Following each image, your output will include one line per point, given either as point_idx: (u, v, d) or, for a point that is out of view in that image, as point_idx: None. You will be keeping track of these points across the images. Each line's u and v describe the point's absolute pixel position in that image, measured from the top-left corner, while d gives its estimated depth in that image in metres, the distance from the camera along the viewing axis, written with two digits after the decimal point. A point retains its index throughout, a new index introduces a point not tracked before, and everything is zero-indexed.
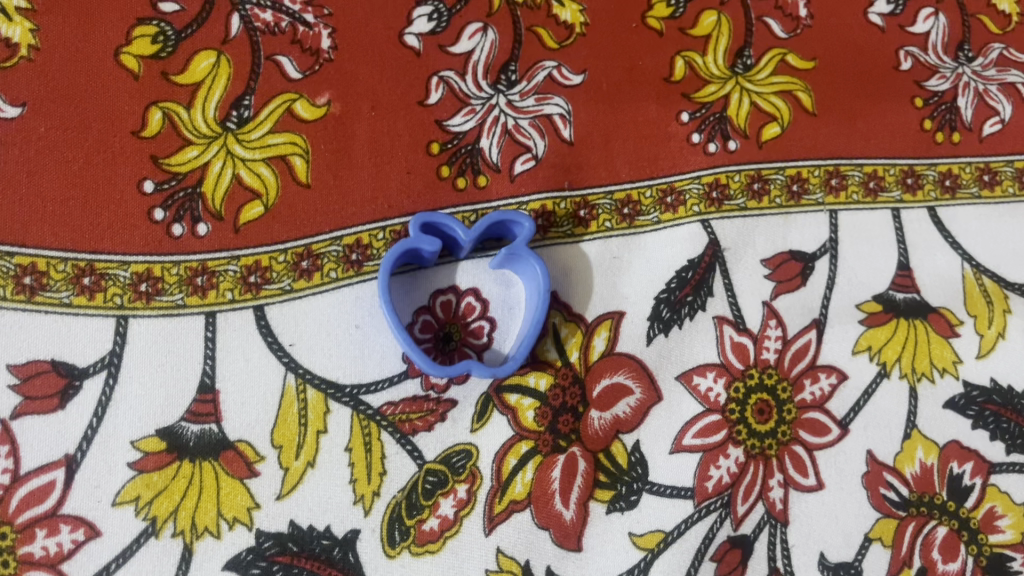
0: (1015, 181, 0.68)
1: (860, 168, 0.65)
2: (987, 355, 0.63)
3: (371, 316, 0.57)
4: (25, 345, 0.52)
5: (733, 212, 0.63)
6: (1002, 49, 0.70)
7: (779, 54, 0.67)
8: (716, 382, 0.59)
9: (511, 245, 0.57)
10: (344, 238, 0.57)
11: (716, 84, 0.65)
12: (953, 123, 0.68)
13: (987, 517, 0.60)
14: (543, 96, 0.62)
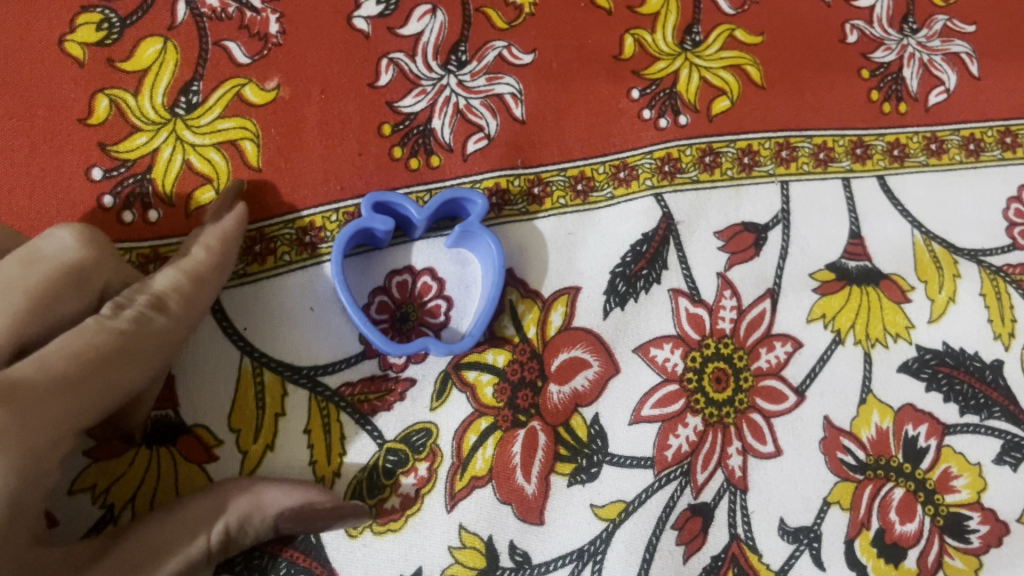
0: (961, 149, 0.69)
1: (810, 139, 0.66)
2: (939, 319, 0.64)
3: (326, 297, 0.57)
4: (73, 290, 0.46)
5: (686, 185, 0.63)
6: (946, 20, 0.72)
7: (727, 30, 0.68)
8: (673, 352, 0.60)
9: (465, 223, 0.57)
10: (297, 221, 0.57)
11: (665, 61, 0.66)
12: (899, 94, 0.69)
13: (943, 478, 0.61)
14: (493, 76, 0.63)
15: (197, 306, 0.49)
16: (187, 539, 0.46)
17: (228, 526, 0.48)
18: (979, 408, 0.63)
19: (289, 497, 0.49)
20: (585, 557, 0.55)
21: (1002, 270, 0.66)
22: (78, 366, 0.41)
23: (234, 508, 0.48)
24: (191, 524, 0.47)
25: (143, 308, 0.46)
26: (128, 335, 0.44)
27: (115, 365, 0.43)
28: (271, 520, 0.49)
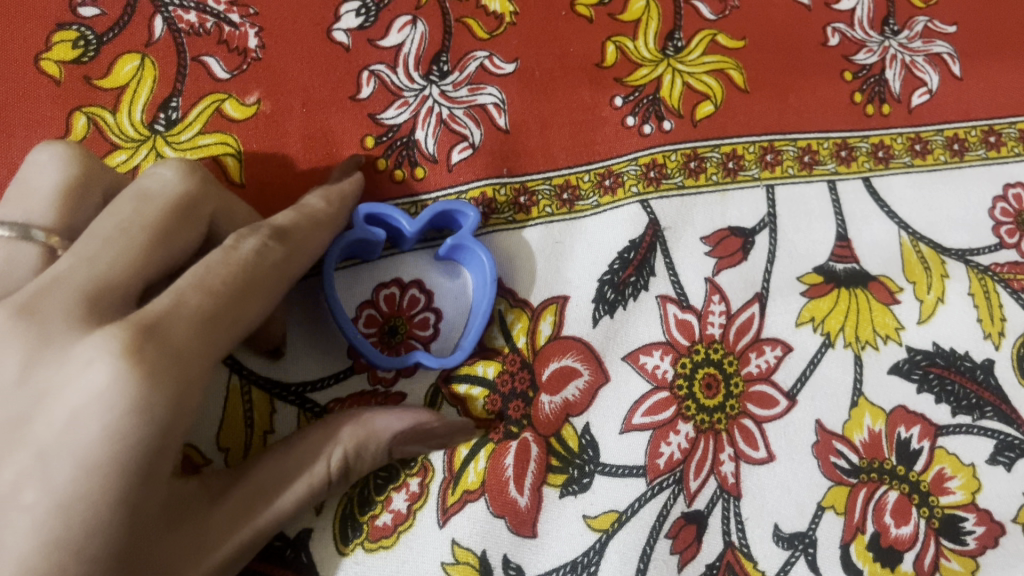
0: (945, 149, 0.69)
1: (794, 142, 0.66)
2: (928, 320, 0.64)
3: (311, 311, 0.56)
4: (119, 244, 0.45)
5: (671, 191, 0.63)
6: (927, 21, 0.72)
7: (709, 35, 0.68)
8: (663, 359, 0.59)
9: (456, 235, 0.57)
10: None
11: (648, 67, 0.66)
12: (882, 96, 0.69)
13: (937, 479, 0.60)
14: (476, 86, 0.62)
15: (314, 240, 0.49)
16: (311, 469, 0.48)
17: (345, 454, 0.49)
18: (971, 409, 0.62)
19: (399, 422, 0.50)
20: (579, 569, 0.54)
21: (990, 269, 0.66)
22: (220, 291, 0.40)
23: (349, 435, 0.49)
24: (311, 454, 0.48)
25: (264, 237, 0.45)
26: (256, 261, 0.43)
27: (249, 289, 0.42)
28: (384, 446, 0.50)
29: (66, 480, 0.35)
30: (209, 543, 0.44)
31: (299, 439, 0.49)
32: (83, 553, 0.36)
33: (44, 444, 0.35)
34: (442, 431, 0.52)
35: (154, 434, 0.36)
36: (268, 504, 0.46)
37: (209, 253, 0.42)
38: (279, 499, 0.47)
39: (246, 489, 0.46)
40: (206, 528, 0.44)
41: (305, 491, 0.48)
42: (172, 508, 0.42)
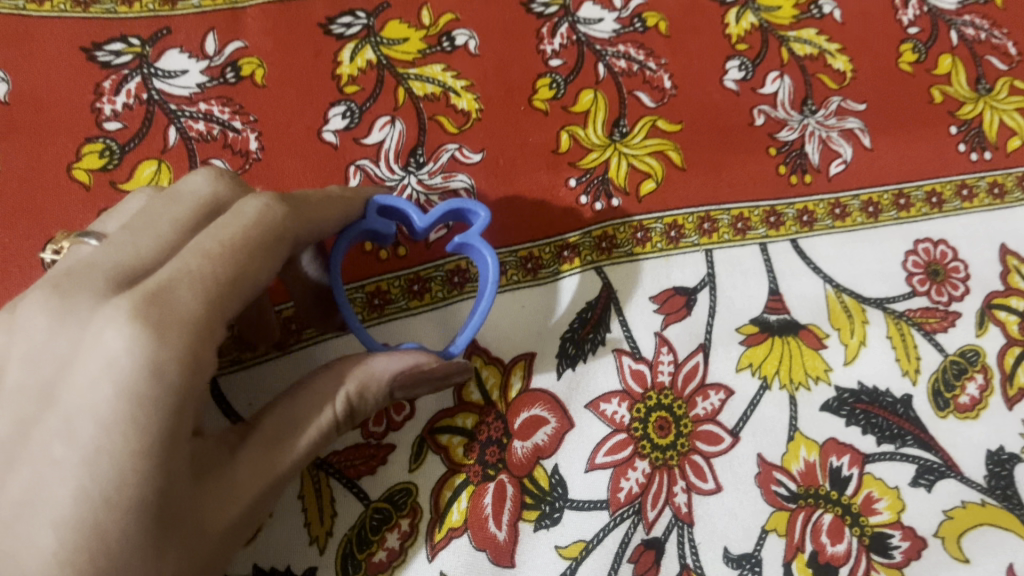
0: (862, 211, 0.79)
1: (728, 211, 0.76)
2: (853, 361, 0.73)
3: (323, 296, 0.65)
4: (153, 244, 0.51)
5: (621, 258, 0.73)
6: (840, 101, 0.83)
7: (650, 121, 0.78)
8: (620, 406, 0.68)
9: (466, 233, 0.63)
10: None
11: (597, 152, 0.76)
12: (803, 167, 0.79)
13: (866, 502, 0.68)
14: (448, 175, 0.72)
15: (319, 205, 0.57)
16: (320, 413, 0.53)
17: (345, 395, 0.54)
18: (894, 438, 0.71)
19: (395, 363, 0.55)
20: None
21: (905, 314, 0.75)
22: (222, 251, 0.49)
23: (351, 378, 0.54)
24: (317, 400, 0.53)
25: (268, 199, 0.53)
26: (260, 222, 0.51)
27: (254, 245, 0.50)
28: (386, 385, 0.54)
29: (95, 442, 0.44)
30: (235, 491, 0.50)
31: (306, 387, 0.54)
32: (113, 504, 0.44)
33: (77, 409, 0.45)
34: (442, 371, 0.56)
35: (166, 392, 0.45)
36: (284, 446, 0.52)
37: (216, 219, 0.51)
38: (295, 442, 0.52)
39: (264, 435, 0.52)
40: (229, 478, 0.50)
41: (317, 432, 0.53)
42: (198, 465, 0.49)
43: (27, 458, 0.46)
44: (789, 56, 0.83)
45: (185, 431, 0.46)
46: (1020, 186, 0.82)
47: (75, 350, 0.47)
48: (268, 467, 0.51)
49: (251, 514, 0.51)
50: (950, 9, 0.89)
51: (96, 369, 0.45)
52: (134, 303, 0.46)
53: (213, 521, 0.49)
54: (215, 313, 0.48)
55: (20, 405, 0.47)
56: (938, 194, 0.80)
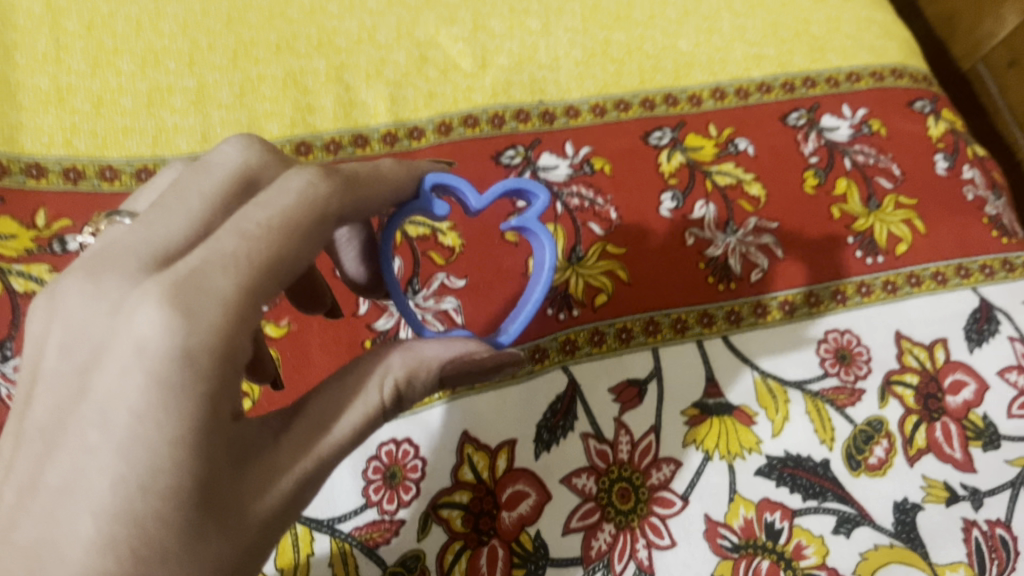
0: (779, 309, 0.96)
1: (669, 315, 0.93)
2: (780, 435, 0.89)
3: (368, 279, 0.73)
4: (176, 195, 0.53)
5: (583, 357, 0.89)
6: (757, 220, 1.01)
7: (601, 246, 0.96)
8: (589, 479, 0.83)
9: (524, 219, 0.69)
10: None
11: (559, 273, 0.93)
12: (728, 276, 0.96)
13: (796, 548, 0.83)
14: (439, 297, 0.89)
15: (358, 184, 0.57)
16: (368, 398, 0.54)
17: (391, 381, 0.55)
18: (817, 494, 0.86)
19: (447, 351, 0.57)
20: None
21: (820, 393, 0.91)
22: (260, 230, 0.49)
23: (401, 365, 0.55)
24: (363, 386, 0.55)
25: (315, 174, 0.54)
26: (302, 199, 0.52)
27: (296, 221, 0.51)
28: (435, 373, 0.56)
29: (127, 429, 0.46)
30: (277, 475, 0.51)
31: (353, 375, 0.55)
32: (149, 494, 0.45)
33: (105, 401, 0.47)
34: (491, 364, 0.58)
35: (197, 377, 0.46)
36: (330, 430, 0.53)
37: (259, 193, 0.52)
38: (339, 430, 0.53)
39: (308, 419, 0.53)
40: (271, 464, 0.51)
41: (363, 418, 0.54)
42: (240, 450, 0.50)
43: (66, 443, 0.47)
44: (712, 186, 1.02)
45: (222, 419, 0.48)
46: (910, 282, 0.99)
47: (114, 331, 0.48)
48: (312, 453, 0.52)
49: (294, 503, 0.52)
50: (843, 140, 1.09)
51: (128, 356, 0.46)
52: (166, 284, 0.47)
53: (255, 506, 0.50)
54: (248, 295, 0.48)
55: (62, 389, 0.49)
56: (842, 293, 0.98)
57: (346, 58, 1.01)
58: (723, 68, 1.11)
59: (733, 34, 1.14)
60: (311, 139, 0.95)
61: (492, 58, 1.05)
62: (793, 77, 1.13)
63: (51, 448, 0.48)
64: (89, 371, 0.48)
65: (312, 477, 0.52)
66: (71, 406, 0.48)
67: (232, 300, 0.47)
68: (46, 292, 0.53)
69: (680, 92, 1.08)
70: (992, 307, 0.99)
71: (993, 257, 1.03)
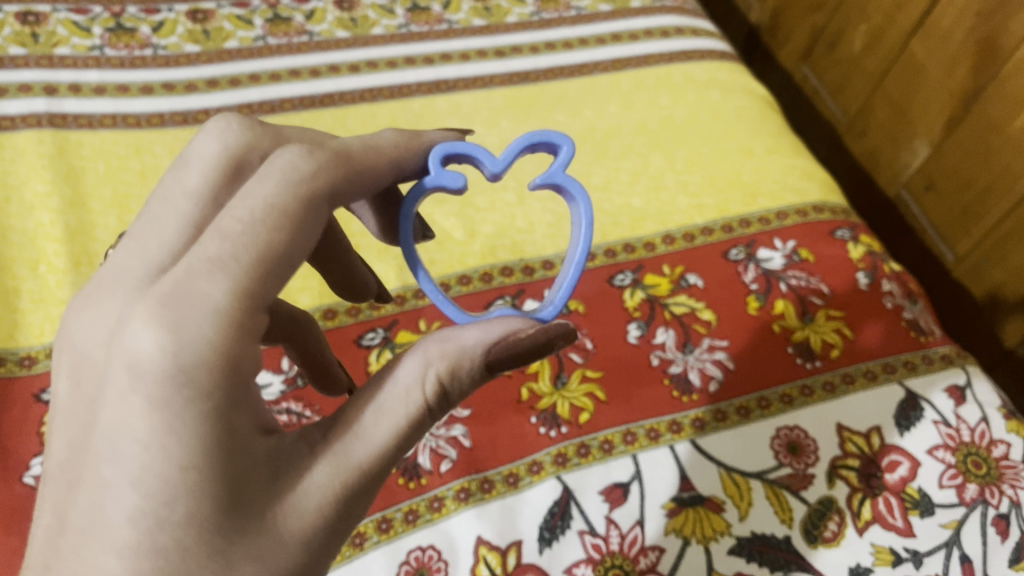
0: (736, 412, 1.14)
1: (643, 426, 1.11)
2: (746, 517, 1.05)
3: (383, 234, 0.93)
4: (174, 188, 0.70)
5: (573, 467, 1.06)
6: (710, 340, 1.20)
7: (581, 372, 1.15)
8: (587, 568, 0.99)
9: (550, 173, 0.84)
10: (371, 521, 0.99)
11: (548, 396, 1.12)
12: (690, 388, 1.15)
13: None
14: (449, 425, 1.07)
15: (339, 164, 0.70)
16: (416, 395, 0.67)
17: (434, 375, 0.68)
18: (782, 566, 1.03)
19: (489, 337, 0.71)
20: None
21: (776, 480, 1.08)
22: (243, 226, 0.62)
23: (442, 362, 0.69)
24: (410, 386, 0.68)
25: (293, 157, 0.67)
26: (282, 186, 0.65)
27: (280, 219, 0.63)
28: (480, 359, 0.70)
29: (138, 461, 0.58)
30: (318, 478, 0.64)
31: (391, 379, 0.68)
32: (168, 520, 0.57)
33: (111, 433, 0.59)
34: (537, 340, 0.71)
35: (193, 393, 0.58)
36: (384, 428, 0.66)
37: (250, 185, 0.64)
38: (381, 429, 0.66)
39: (363, 420, 0.67)
40: (308, 470, 0.64)
41: (409, 414, 0.67)
42: (275, 461, 0.64)
43: (92, 471, 0.60)
44: (670, 315, 1.22)
45: (238, 430, 0.60)
46: (845, 381, 1.18)
47: (115, 360, 0.60)
48: (370, 449, 0.66)
49: (365, 489, 0.66)
50: (777, 268, 1.29)
51: (128, 387, 0.59)
52: (157, 309, 0.59)
53: (301, 504, 0.63)
54: (241, 299, 0.60)
55: (76, 423, 0.64)
56: (789, 395, 1.16)
57: (359, 239, 1.23)
58: (671, 219, 1.33)
59: (677, 189, 1.37)
60: (335, 306, 1.16)
61: (479, 228, 1.28)
62: (731, 220, 1.34)
63: (75, 478, 0.61)
64: (95, 404, 0.62)
65: (366, 471, 0.65)
66: (87, 437, 0.61)
67: (224, 308, 0.59)
68: (64, 334, 0.68)
69: (636, 241, 1.30)
70: (916, 397, 1.17)
71: (914, 354, 1.22)
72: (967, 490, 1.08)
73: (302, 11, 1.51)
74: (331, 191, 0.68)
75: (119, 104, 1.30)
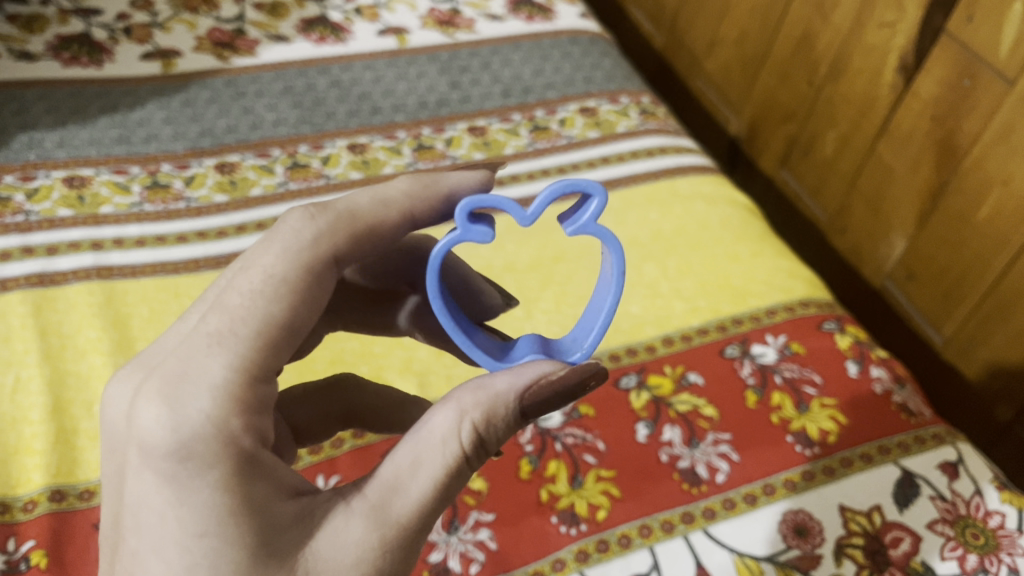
0: (743, 500, 1.21)
1: (657, 519, 1.18)
2: None
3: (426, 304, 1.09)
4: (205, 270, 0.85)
5: (594, 562, 1.13)
6: (714, 434, 1.29)
7: (596, 472, 1.23)
8: None
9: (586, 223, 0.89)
10: None
11: (566, 497, 1.20)
12: (699, 481, 1.23)
13: None
14: (475, 528, 1.15)
15: (341, 231, 0.85)
16: (452, 445, 0.76)
17: (471, 424, 0.77)
18: None
19: (520, 382, 0.81)
20: None
21: (787, 562, 1.15)
22: (257, 294, 0.78)
23: (477, 412, 0.78)
24: (447, 437, 0.76)
25: (304, 228, 0.84)
26: (286, 262, 0.81)
27: (279, 290, 0.79)
28: (514, 406, 0.79)
29: (165, 529, 0.69)
30: (364, 524, 0.73)
31: (427, 430, 0.78)
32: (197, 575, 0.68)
33: (138, 509, 0.71)
34: (575, 381, 0.82)
35: (196, 461, 0.70)
36: (424, 481, 0.75)
37: (256, 263, 0.80)
38: (425, 476, 0.75)
39: (403, 475, 0.75)
40: (346, 519, 0.73)
41: (449, 461, 0.75)
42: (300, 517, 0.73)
43: (127, 543, 0.72)
44: (675, 413, 1.31)
45: (254, 492, 0.71)
46: (844, 464, 1.25)
47: (132, 446, 0.73)
48: (413, 500, 0.74)
49: (409, 540, 0.74)
50: (771, 361, 1.39)
51: (144, 467, 0.71)
52: (163, 394, 0.72)
53: (348, 548, 0.72)
54: (238, 371, 0.74)
55: (112, 502, 0.76)
56: (792, 481, 1.23)
57: (381, 360, 1.34)
58: (669, 322, 1.43)
59: (672, 295, 1.48)
60: None
61: None
62: (724, 320, 1.44)
63: (116, 550, 0.73)
64: (121, 486, 0.74)
65: (414, 516, 0.74)
66: (119, 515, 0.74)
67: (221, 382, 0.73)
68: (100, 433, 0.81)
69: (638, 344, 1.40)
70: (913, 475, 1.25)
71: (907, 435, 1.30)
72: (968, 560, 1.17)
73: (318, 157, 1.66)
74: (331, 256, 0.84)
75: (159, 253, 1.43)
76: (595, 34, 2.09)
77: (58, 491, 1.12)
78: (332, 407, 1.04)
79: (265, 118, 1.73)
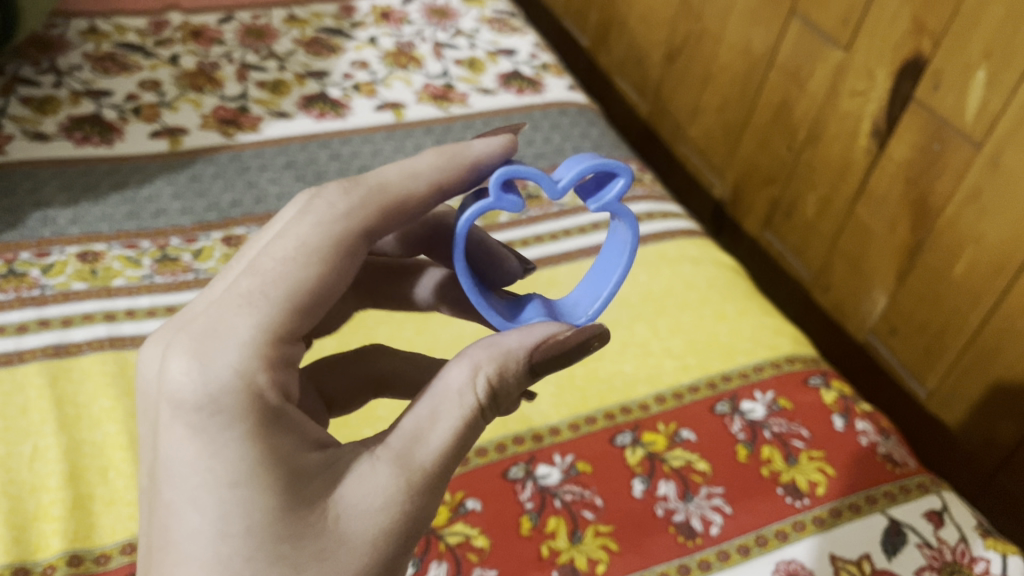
0: (737, 551, 1.25)
1: (655, 571, 1.22)
2: None
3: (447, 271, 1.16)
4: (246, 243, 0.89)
5: None
6: (707, 488, 1.33)
7: (594, 528, 1.27)
8: None
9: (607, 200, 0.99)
10: None
11: (566, 552, 1.24)
12: (694, 534, 1.27)
13: None
14: None
15: (373, 205, 0.88)
16: (469, 398, 0.82)
17: (484, 377, 0.84)
18: None
19: (528, 343, 0.88)
20: None
21: None
22: (287, 260, 0.81)
23: (490, 366, 0.84)
24: (464, 390, 0.82)
25: (336, 199, 0.87)
26: (316, 228, 0.84)
27: (311, 255, 0.82)
28: (523, 362, 0.86)
29: (196, 482, 0.73)
30: (388, 469, 0.78)
31: (443, 384, 0.84)
32: (231, 523, 0.72)
33: (168, 464, 0.75)
34: (577, 341, 0.89)
35: (224, 416, 0.74)
36: (445, 431, 0.81)
37: (290, 230, 0.84)
38: (443, 425, 0.81)
39: (424, 426, 0.81)
40: (372, 466, 0.79)
41: (466, 412, 0.82)
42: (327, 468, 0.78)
43: (160, 495, 0.75)
44: (669, 468, 1.36)
45: (282, 445, 0.75)
46: (833, 515, 1.30)
47: (162, 403, 0.76)
48: (434, 449, 0.80)
49: (432, 483, 0.80)
50: (760, 417, 1.44)
51: (175, 422, 0.75)
52: (190, 353, 0.76)
53: (375, 493, 0.77)
54: (266, 331, 0.77)
55: (145, 458, 0.80)
56: (784, 532, 1.28)
57: None
58: (660, 380, 1.49)
59: (662, 353, 1.54)
60: None
61: None
62: (714, 377, 1.50)
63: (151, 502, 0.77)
64: (154, 442, 0.78)
65: (435, 463, 0.80)
66: (152, 470, 0.77)
67: (250, 339, 0.76)
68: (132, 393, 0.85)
69: (632, 403, 1.45)
70: (900, 524, 1.29)
71: (892, 485, 1.35)
72: None
73: None
74: (364, 228, 0.87)
75: None
76: (582, 105, 2.20)
77: (75, 555, 1.16)
78: (360, 376, 1.10)
79: (269, 192, 1.80)
